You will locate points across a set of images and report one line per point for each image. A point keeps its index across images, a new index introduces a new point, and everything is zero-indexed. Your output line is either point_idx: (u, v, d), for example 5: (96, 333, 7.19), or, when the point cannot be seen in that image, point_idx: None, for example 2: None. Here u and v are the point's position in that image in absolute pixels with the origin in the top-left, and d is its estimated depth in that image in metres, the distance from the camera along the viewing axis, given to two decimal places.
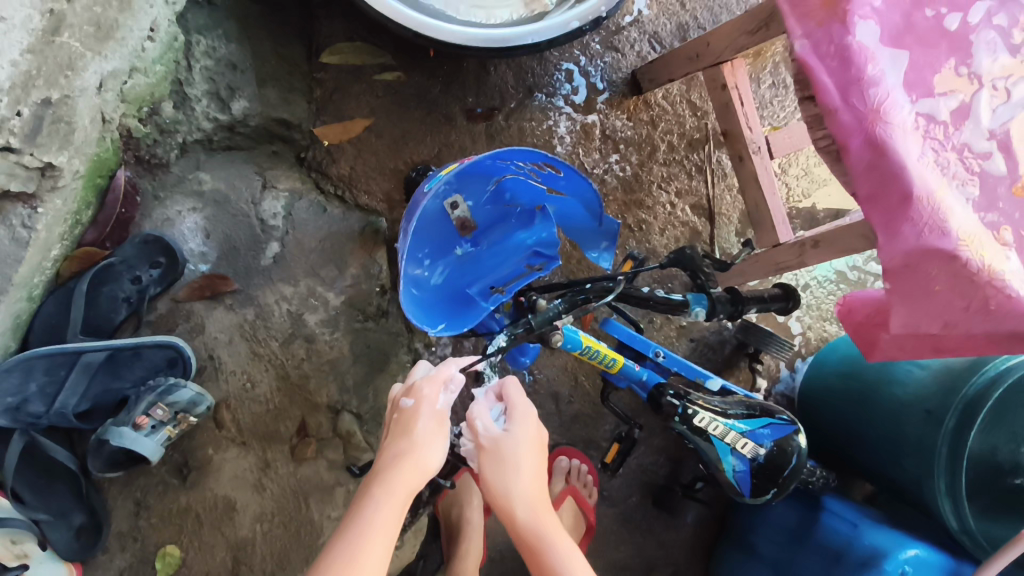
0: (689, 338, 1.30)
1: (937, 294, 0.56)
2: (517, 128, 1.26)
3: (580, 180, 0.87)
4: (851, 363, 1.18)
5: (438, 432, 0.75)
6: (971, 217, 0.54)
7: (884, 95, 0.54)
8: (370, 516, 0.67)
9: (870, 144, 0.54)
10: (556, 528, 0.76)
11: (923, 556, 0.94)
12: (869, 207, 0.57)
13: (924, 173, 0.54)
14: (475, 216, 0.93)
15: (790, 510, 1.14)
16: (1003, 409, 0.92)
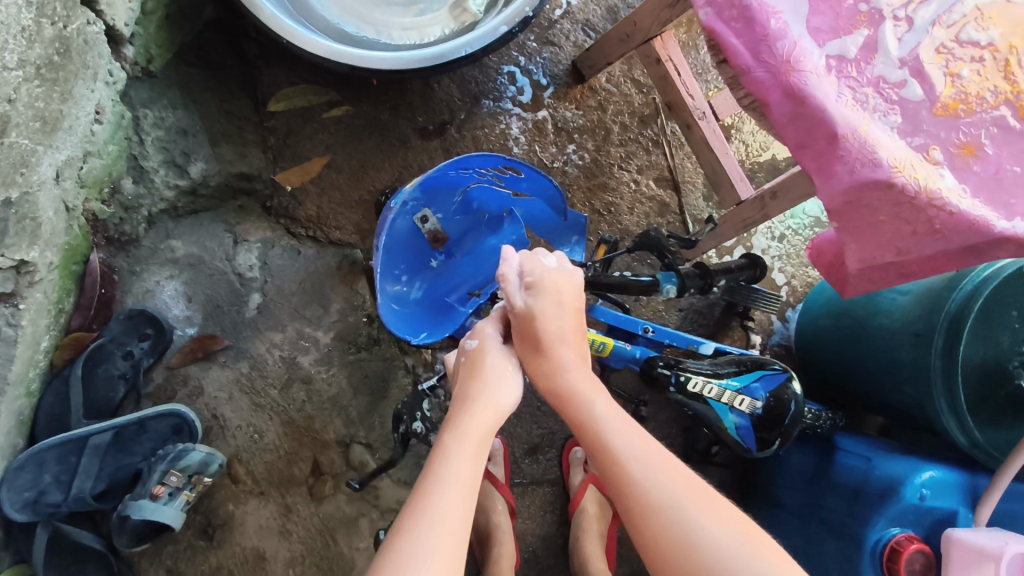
0: (677, 308, 1.32)
1: (883, 222, 0.59)
2: (471, 138, 1.28)
3: (540, 180, 0.88)
4: (838, 301, 1.20)
5: (500, 372, 0.82)
6: (901, 145, 0.56)
7: (792, 45, 0.55)
8: (448, 461, 0.68)
9: (789, 94, 0.56)
10: (586, 377, 0.79)
11: (943, 477, 0.96)
12: (802, 153, 0.59)
13: (846, 112, 0.56)
14: (447, 229, 0.94)
15: (806, 457, 1.16)
16: (988, 317, 0.94)
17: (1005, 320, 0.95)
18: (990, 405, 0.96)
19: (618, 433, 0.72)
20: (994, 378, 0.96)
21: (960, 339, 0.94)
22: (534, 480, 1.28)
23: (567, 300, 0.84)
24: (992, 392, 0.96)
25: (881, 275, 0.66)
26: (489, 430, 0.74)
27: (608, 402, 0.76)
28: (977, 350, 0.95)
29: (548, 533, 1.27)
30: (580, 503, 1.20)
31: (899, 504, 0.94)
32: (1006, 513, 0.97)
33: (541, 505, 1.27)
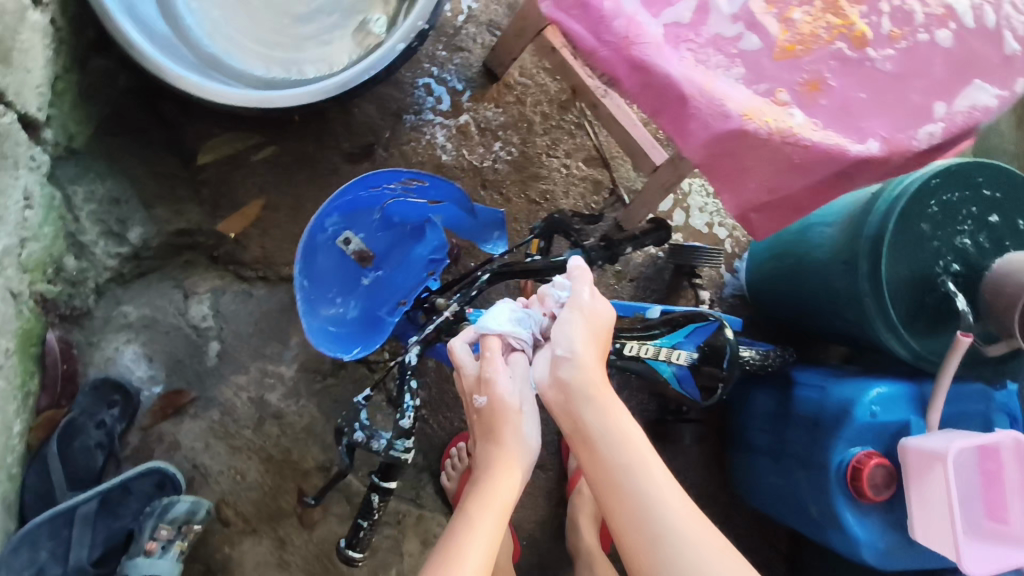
0: (628, 279, 1.36)
1: (745, 168, 0.63)
2: (399, 154, 1.32)
3: (451, 191, 0.93)
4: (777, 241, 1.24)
5: (521, 425, 0.85)
6: (746, 94, 0.61)
7: (626, 22, 0.59)
8: (469, 523, 0.75)
9: (633, 67, 0.60)
10: (609, 402, 0.78)
11: (892, 392, 1.01)
12: (660, 117, 0.63)
13: (689, 74, 0.60)
14: (373, 246, 0.97)
15: (769, 398, 1.20)
16: (907, 230, 0.98)
17: (923, 231, 0.99)
18: (924, 315, 1.01)
19: (646, 474, 0.74)
20: (924, 287, 1.00)
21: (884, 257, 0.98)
22: None
23: (604, 335, 0.84)
24: (924, 301, 1.00)
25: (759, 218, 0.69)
26: (508, 497, 0.80)
27: (633, 442, 0.76)
28: (903, 264, 0.99)
29: (542, 517, 1.31)
30: (576, 485, 1.24)
31: (853, 424, 1.00)
32: (955, 413, 1.03)
33: (530, 491, 1.31)
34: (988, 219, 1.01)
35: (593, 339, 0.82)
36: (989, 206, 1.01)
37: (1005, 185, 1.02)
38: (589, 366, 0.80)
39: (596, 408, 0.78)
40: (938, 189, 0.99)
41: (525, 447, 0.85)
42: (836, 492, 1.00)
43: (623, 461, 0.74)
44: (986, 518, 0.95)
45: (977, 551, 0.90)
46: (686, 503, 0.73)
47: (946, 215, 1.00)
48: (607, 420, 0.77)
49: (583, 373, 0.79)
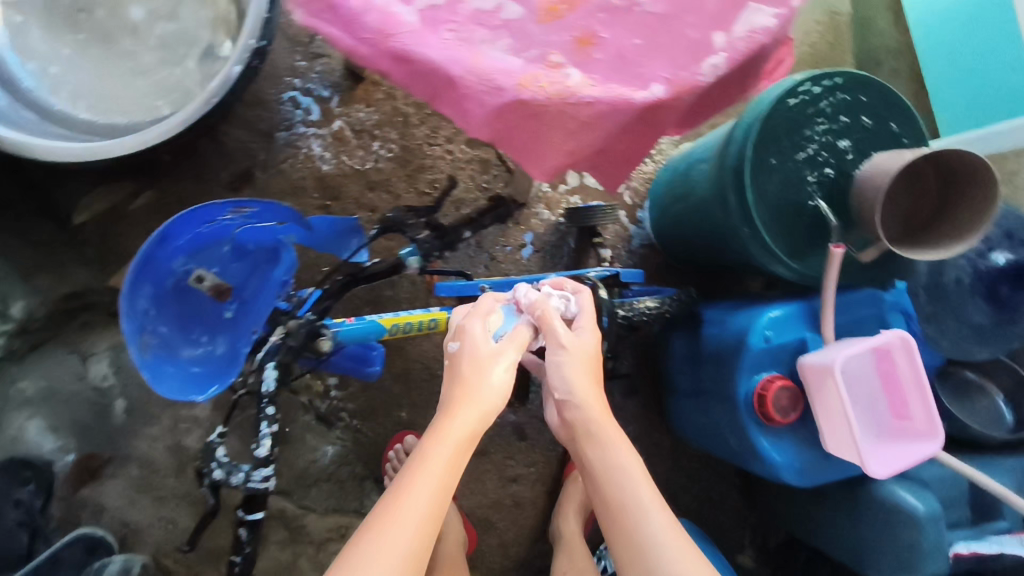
0: (534, 251, 1.37)
1: (538, 134, 0.64)
2: (279, 174, 1.30)
3: (293, 209, 0.87)
4: (676, 180, 1.25)
5: (489, 371, 0.80)
6: (518, 63, 0.60)
7: (377, 15, 0.58)
8: (426, 461, 0.74)
9: (397, 60, 0.60)
10: (609, 435, 0.81)
11: (783, 313, 1.03)
12: (441, 101, 0.63)
13: (454, 54, 0.59)
14: (229, 279, 0.90)
15: (682, 341, 1.22)
16: (769, 152, 1.00)
17: (786, 148, 1.00)
18: (798, 232, 1.03)
19: (638, 505, 0.76)
20: (795, 203, 1.02)
21: (747, 182, 0.99)
22: None
23: (594, 359, 0.87)
24: (797, 219, 1.02)
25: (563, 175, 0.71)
26: (464, 444, 0.76)
27: (634, 474, 0.79)
28: (770, 185, 1.00)
29: (490, 498, 1.34)
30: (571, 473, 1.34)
31: (750, 352, 1.02)
32: (850, 322, 1.05)
33: (476, 476, 1.34)
34: (850, 124, 1.03)
35: (588, 369, 0.86)
36: (851, 111, 1.03)
37: (867, 89, 1.03)
38: (587, 400, 0.83)
39: (598, 444, 0.81)
40: (795, 103, 1.00)
41: (492, 393, 0.79)
42: (748, 420, 1.02)
43: (619, 492, 0.77)
44: (891, 419, 0.98)
45: (879, 455, 0.93)
46: (677, 533, 0.75)
47: (810, 128, 1.01)
48: (607, 455, 0.80)
49: (584, 407, 0.83)
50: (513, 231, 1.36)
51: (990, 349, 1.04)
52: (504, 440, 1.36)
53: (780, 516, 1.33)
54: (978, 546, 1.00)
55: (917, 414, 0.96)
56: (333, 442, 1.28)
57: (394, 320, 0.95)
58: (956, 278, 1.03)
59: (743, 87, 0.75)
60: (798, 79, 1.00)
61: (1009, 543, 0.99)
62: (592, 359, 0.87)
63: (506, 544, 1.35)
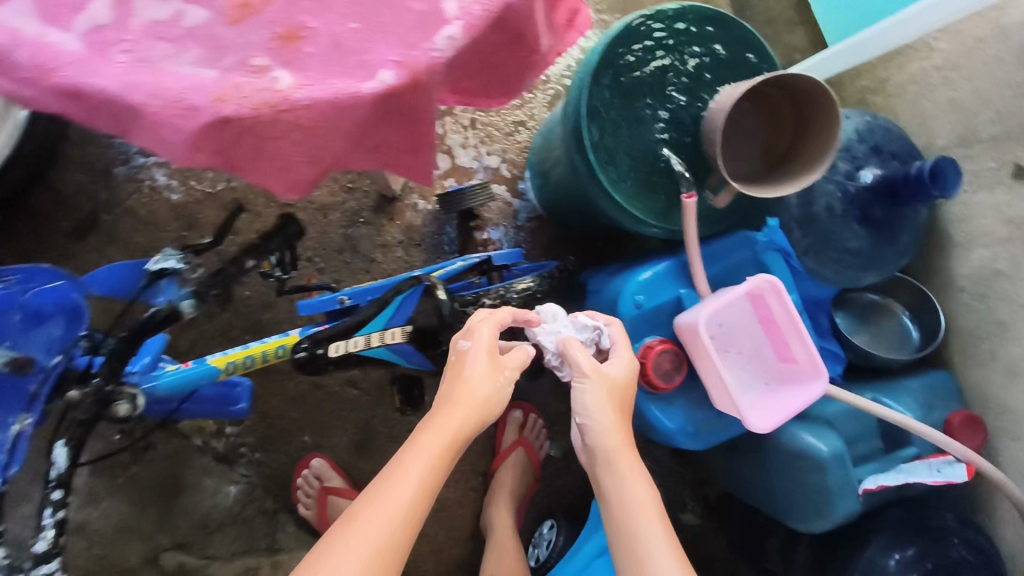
0: (416, 245, 1.29)
1: (266, 150, 0.56)
2: (126, 212, 1.21)
3: (57, 271, 0.78)
4: (542, 145, 1.19)
5: (491, 379, 0.80)
6: (212, 75, 0.52)
7: (28, 50, 0.50)
8: (418, 455, 0.73)
9: (67, 96, 0.52)
10: (627, 463, 0.78)
11: (654, 273, 0.97)
12: (141, 133, 0.54)
13: (129, 79, 0.51)
14: (29, 350, 0.79)
15: (573, 315, 1.17)
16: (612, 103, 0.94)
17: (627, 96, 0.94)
18: (650, 181, 0.96)
19: (648, 531, 0.73)
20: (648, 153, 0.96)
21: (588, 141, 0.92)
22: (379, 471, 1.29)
23: (624, 389, 0.84)
24: (651, 172, 0.96)
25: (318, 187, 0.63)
26: (460, 436, 0.76)
27: (643, 498, 0.76)
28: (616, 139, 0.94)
29: None
30: (506, 461, 1.28)
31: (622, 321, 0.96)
32: (725, 271, 0.99)
33: None
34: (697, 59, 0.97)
35: (615, 395, 0.82)
36: (699, 44, 0.97)
37: (715, 19, 0.97)
38: (609, 428, 0.80)
39: (616, 473, 0.77)
40: (632, 45, 0.94)
41: (493, 396, 0.79)
42: (637, 391, 0.97)
43: (626, 512, 0.75)
44: (778, 363, 0.94)
45: (761, 407, 0.90)
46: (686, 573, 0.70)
47: (653, 70, 0.95)
48: (623, 486, 0.76)
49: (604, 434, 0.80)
50: (387, 228, 1.29)
51: (875, 273, 0.99)
52: None
53: (709, 471, 1.30)
54: (885, 479, 0.97)
55: (800, 355, 0.91)
56: (236, 481, 1.22)
57: (230, 358, 0.85)
58: (827, 206, 0.97)
59: (512, 45, 0.68)
60: (637, 16, 0.92)
61: (915, 471, 0.96)
62: (621, 390, 0.83)
63: (439, 549, 1.31)
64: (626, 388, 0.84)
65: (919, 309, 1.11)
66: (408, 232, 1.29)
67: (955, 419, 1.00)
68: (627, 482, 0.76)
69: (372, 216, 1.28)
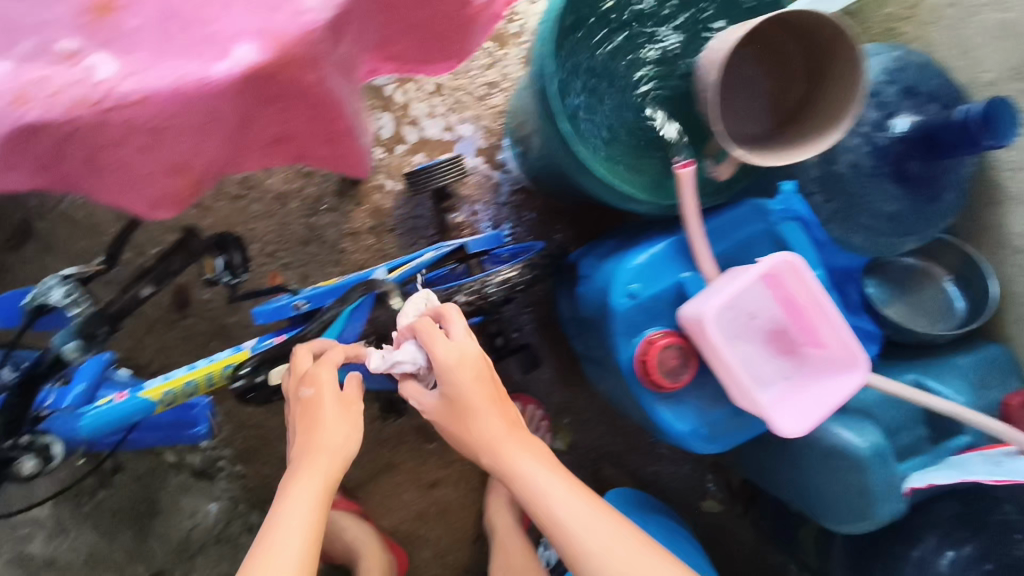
0: (389, 230, 1.16)
1: (127, 167, 0.55)
2: (61, 218, 1.07)
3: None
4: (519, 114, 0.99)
5: (347, 418, 0.75)
6: (130, 72, 0.50)
7: None
8: (293, 501, 0.66)
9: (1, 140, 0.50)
10: (570, 495, 0.68)
11: (649, 257, 0.83)
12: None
13: (60, 97, 0.49)
14: None
15: (567, 300, 1.03)
16: (578, 67, 0.77)
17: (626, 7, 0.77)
18: (627, 144, 0.80)
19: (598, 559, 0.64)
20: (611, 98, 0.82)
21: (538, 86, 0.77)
22: (371, 475, 1.19)
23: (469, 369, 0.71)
24: (638, 129, 0.80)
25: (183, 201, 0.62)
26: (333, 478, 0.70)
27: (598, 524, 0.66)
28: (592, 71, 0.78)
29: (407, 514, 1.21)
30: None
31: (615, 315, 0.82)
32: (735, 244, 0.84)
33: (387, 493, 1.20)
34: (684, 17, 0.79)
35: (461, 387, 0.70)
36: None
37: None
38: (476, 424, 0.71)
39: (541, 502, 0.68)
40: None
41: (351, 433, 0.75)
42: (642, 390, 0.84)
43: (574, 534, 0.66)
44: (796, 346, 0.80)
45: (790, 399, 0.76)
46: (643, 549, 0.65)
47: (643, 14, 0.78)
48: (558, 508, 0.67)
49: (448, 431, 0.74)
50: (354, 214, 1.15)
51: (916, 239, 0.84)
52: (410, 448, 1.20)
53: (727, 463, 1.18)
54: (937, 477, 0.82)
55: (829, 339, 0.77)
56: (216, 498, 1.13)
57: (164, 387, 0.76)
58: (851, 164, 0.82)
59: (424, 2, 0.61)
60: None
61: (976, 468, 0.80)
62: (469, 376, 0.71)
63: (443, 554, 1.23)
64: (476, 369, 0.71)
65: (968, 275, 0.95)
66: (379, 215, 1.16)
67: (1016, 401, 0.83)
68: (562, 511, 0.67)
69: (336, 201, 1.15)
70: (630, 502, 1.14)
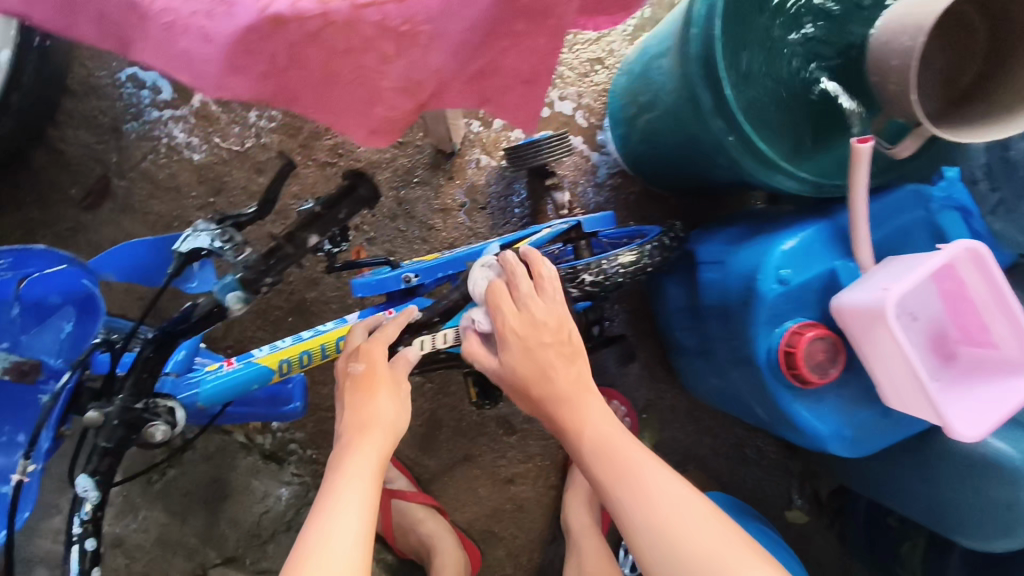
0: (481, 208, 1.10)
1: (367, 78, 0.53)
2: (141, 176, 1.01)
3: (60, 253, 0.56)
4: (643, 87, 0.93)
5: (398, 392, 0.69)
6: None
7: None
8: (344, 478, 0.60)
9: (257, 30, 0.48)
10: (633, 466, 0.64)
11: (801, 241, 0.77)
12: (160, 61, 0.51)
13: None
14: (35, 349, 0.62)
15: (679, 289, 0.97)
16: (742, 30, 0.70)
17: None
18: (786, 116, 0.74)
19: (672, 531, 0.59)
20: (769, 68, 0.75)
21: (697, 52, 0.71)
22: (449, 466, 1.14)
23: (551, 331, 0.69)
24: (801, 99, 0.74)
25: (401, 132, 0.58)
26: (385, 453, 0.65)
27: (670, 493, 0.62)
28: (756, 34, 0.71)
29: (483, 508, 1.15)
30: None
31: (762, 301, 0.77)
32: (889, 233, 0.78)
33: (464, 487, 1.14)
34: None
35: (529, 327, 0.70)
36: None
37: None
38: (533, 357, 0.69)
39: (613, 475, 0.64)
40: None
41: (404, 409, 0.69)
42: (785, 385, 0.78)
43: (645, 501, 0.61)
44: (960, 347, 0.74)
45: (955, 399, 0.69)
46: (715, 528, 0.59)
47: None
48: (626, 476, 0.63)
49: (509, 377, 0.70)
50: (445, 188, 1.09)
51: None
52: (490, 439, 1.15)
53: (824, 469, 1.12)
54: None
55: (1001, 340, 0.70)
56: (287, 483, 1.06)
57: (282, 355, 0.71)
58: None
59: None
60: None
61: None
62: (549, 336, 0.70)
63: (517, 553, 1.17)
64: (559, 331, 0.70)
65: None
66: (472, 192, 1.10)
67: None
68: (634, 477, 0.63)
69: (428, 174, 1.08)
70: (723, 506, 1.09)
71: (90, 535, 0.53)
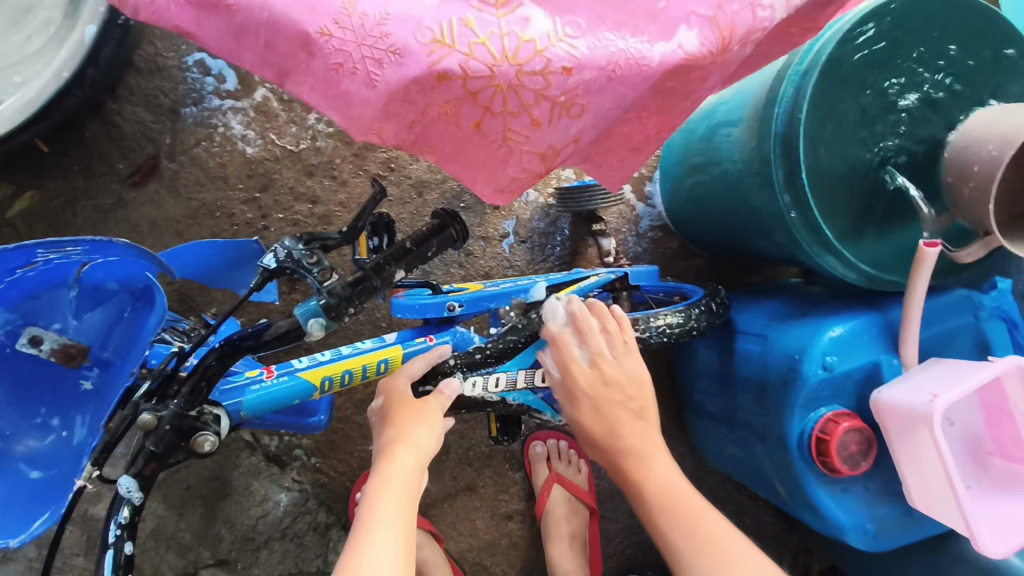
0: (521, 242, 1.10)
1: (512, 140, 0.58)
2: (191, 162, 1.00)
3: (136, 247, 0.54)
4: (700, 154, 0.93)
5: (426, 414, 0.66)
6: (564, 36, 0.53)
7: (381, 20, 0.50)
8: (378, 507, 0.56)
9: (428, 83, 0.52)
10: (657, 464, 0.73)
11: (850, 330, 0.77)
12: (321, 94, 0.54)
13: (502, 45, 0.52)
14: (89, 334, 0.61)
15: (712, 353, 0.97)
16: (827, 113, 0.72)
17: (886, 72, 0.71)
18: (852, 202, 0.75)
19: (683, 518, 0.69)
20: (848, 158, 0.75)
21: (777, 130, 0.74)
22: (450, 494, 1.12)
23: (631, 390, 0.74)
24: (869, 191, 0.75)
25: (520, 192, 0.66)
26: (418, 479, 0.61)
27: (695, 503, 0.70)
28: (839, 118, 0.72)
29: (477, 539, 1.13)
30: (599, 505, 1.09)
31: (804, 385, 0.77)
32: (938, 334, 0.78)
33: (461, 516, 1.13)
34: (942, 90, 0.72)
35: (613, 385, 0.73)
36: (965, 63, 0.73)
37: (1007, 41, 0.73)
38: (608, 413, 0.73)
39: (632, 480, 0.73)
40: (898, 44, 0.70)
41: (437, 435, 0.66)
42: (813, 470, 0.78)
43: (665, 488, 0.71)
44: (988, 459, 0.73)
45: (978, 505, 0.69)
46: (757, 556, 0.65)
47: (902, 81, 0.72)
48: (648, 470, 0.72)
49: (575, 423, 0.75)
50: (490, 217, 1.09)
51: None
52: (495, 472, 1.15)
53: (823, 550, 1.12)
54: None
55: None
56: (287, 489, 1.04)
57: (324, 372, 0.70)
58: None
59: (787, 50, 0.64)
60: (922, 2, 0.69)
61: None
62: (627, 394, 0.74)
63: None
64: (639, 390, 0.74)
65: None
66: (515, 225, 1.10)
67: None
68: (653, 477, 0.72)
69: (476, 201, 1.08)
70: None
71: (126, 539, 0.55)
